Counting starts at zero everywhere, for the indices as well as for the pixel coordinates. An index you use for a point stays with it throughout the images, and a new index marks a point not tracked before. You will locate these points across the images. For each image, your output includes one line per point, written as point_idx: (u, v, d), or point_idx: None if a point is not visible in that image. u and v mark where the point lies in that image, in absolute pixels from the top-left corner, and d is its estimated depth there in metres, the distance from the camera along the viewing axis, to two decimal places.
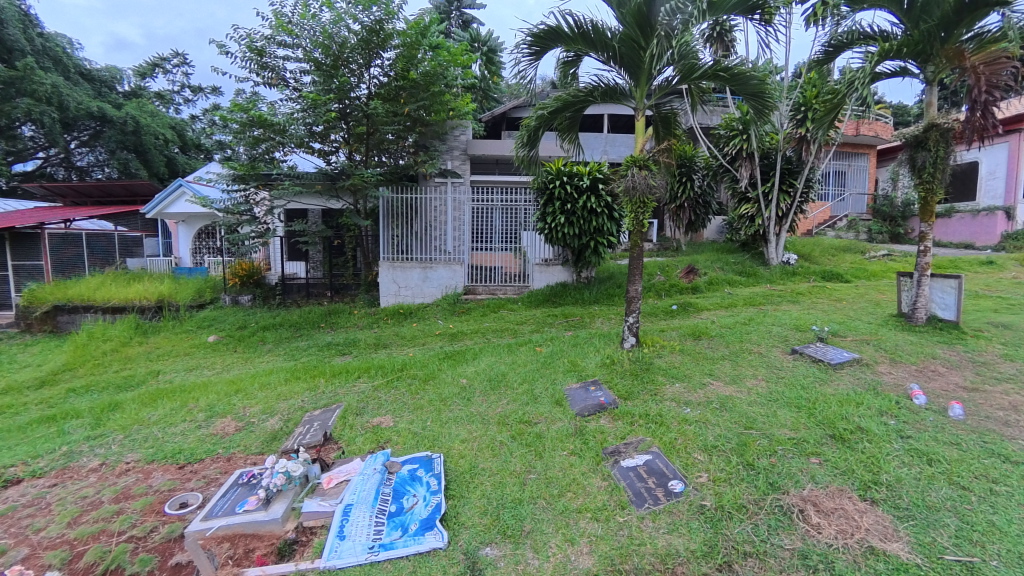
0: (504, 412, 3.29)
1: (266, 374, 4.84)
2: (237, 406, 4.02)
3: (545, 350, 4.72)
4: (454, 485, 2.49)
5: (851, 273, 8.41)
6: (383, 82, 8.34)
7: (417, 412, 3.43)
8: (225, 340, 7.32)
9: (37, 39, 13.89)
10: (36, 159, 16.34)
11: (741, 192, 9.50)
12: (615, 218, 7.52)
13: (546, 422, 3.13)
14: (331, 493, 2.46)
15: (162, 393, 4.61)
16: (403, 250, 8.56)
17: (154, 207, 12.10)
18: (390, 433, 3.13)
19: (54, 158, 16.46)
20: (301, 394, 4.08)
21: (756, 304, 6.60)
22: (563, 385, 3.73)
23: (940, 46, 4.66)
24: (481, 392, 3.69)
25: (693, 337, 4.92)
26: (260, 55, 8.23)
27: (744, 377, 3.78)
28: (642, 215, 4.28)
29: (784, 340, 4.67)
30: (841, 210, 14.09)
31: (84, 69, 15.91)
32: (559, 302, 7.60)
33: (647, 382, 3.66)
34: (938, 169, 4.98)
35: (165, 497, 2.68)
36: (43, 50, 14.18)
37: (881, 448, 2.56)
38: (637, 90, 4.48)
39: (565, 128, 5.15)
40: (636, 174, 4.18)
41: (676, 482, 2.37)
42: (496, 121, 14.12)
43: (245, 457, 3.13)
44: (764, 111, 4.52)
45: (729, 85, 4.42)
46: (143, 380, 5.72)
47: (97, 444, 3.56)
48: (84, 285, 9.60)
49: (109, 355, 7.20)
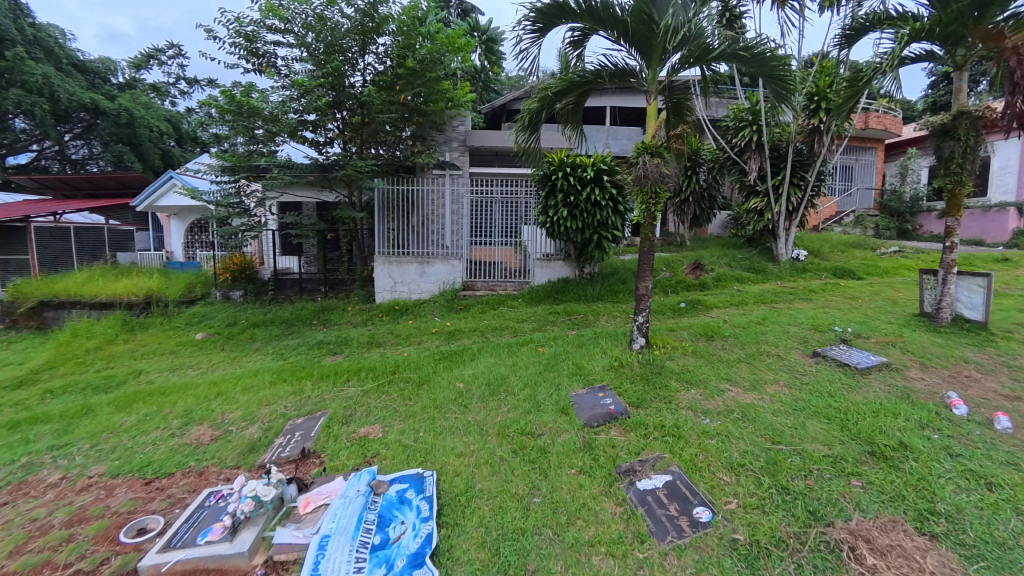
0: (504, 421, 3.00)
1: (251, 375, 4.54)
2: (216, 411, 3.72)
3: (548, 351, 4.40)
4: (448, 510, 2.21)
5: (863, 271, 8.10)
6: (379, 69, 8.06)
7: (409, 421, 3.12)
8: (213, 337, 7.02)
9: (27, 29, 13.48)
10: (29, 152, 16.04)
11: (749, 185, 9.11)
12: (619, 211, 7.22)
13: (550, 434, 2.82)
14: (308, 520, 2.16)
15: (138, 397, 4.31)
16: (399, 244, 8.23)
17: (144, 199, 11.74)
18: (378, 445, 2.83)
19: (48, 151, 16.22)
20: (285, 399, 3.75)
21: (767, 302, 6.29)
22: (567, 391, 3.42)
23: (974, 27, 4.32)
24: (479, 398, 3.39)
25: (705, 338, 4.62)
26: (250, 41, 7.91)
27: (763, 382, 3.49)
28: (653, 206, 3.92)
29: (803, 341, 4.37)
30: (848, 206, 13.78)
31: (78, 60, 15.57)
32: (561, 299, 7.31)
33: (661, 389, 3.37)
34: (967, 159, 4.66)
35: (122, 521, 2.37)
36: (34, 40, 13.80)
37: (929, 469, 2.31)
38: (649, 72, 4.13)
39: (568, 114, 4.85)
40: (647, 161, 3.84)
41: (703, 509, 2.08)
42: (496, 113, 13.76)
43: (219, 471, 2.84)
44: (787, 94, 4.23)
45: (748, 66, 4.09)
46: (126, 381, 5.43)
47: (61, 455, 3.26)
48: (71, 280, 9.30)
49: (92, 354, 6.90)
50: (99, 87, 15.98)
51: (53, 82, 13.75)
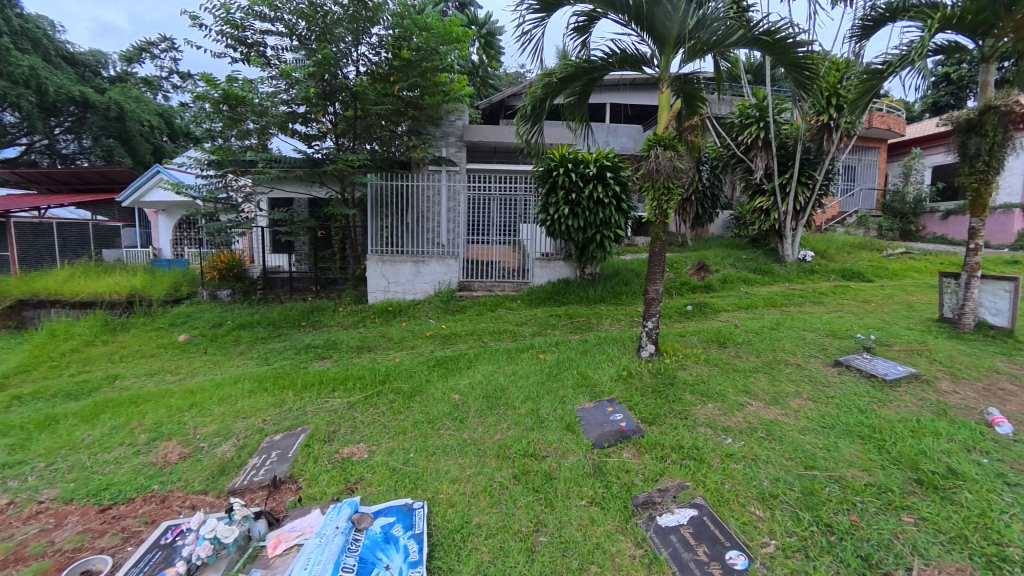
0: (504, 440, 2.70)
1: (231, 383, 4.22)
2: (188, 425, 3.41)
3: (550, 358, 4.10)
4: (440, 551, 1.92)
5: (872, 273, 7.86)
6: (374, 61, 7.74)
7: (399, 439, 2.82)
8: (197, 339, 6.68)
9: (14, 19, 13.06)
10: (18, 146, 15.66)
11: (754, 184, 8.81)
12: (623, 210, 6.93)
13: (556, 456, 2.53)
14: (278, 565, 1.86)
15: (107, 407, 3.99)
16: (394, 243, 7.91)
17: (131, 195, 11.35)
18: (362, 468, 2.53)
19: (38, 145, 15.84)
20: (264, 411, 3.44)
21: (777, 305, 6.02)
22: (573, 405, 3.12)
23: (1006, 17, 4.07)
24: (477, 412, 3.09)
25: (717, 344, 4.33)
26: (239, 29, 7.57)
27: (786, 395, 3.21)
28: (665, 203, 3.61)
29: (822, 348, 4.09)
30: (851, 206, 13.54)
31: (68, 52, 15.10)
32: (561, 300, 7.02)
33: (675, 402, 3.08)
34: (994, 156, 4.38)
35: (63, 562, 2.09)
36: (22, 31, 13.39)
37: (988, 503, 2.04)
38: (663, 58, 3.82)
39: (574, 103, 4.54)
40: (660, 154, 3.53)
41: (738, 553, 1.80)
42: (495, 109, 13.46)
43: (184, 497, 2.55)
44: (809, 86, 3.96)
45: (769, 53, 3.80)
46: (99, 388, 5.09)
47: (11, 475, 2.95)
48: (51, 278, 8.92)
49: (69, 356, 6.55)
50: (89, 79, 15.54)
51: (41, 74, 13.26)
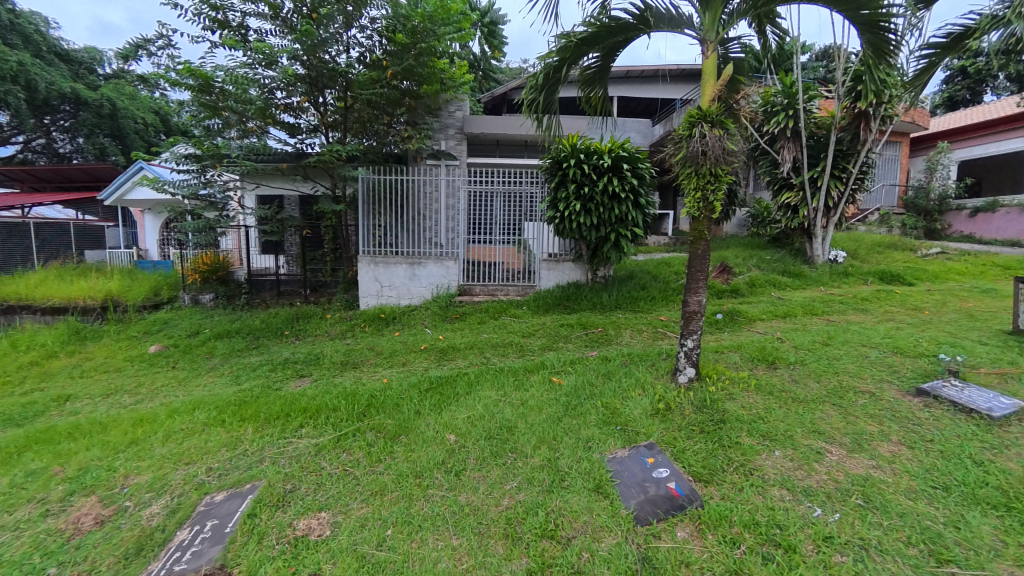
0: (516, 510, 2.03)
1: (189, 410, 3.55)
2: (118, 473, 2.72)
3: (566, 382, 3.41)
4: None
5: (912, 275, 7.16)
6: (367, 45, 7.08)
7: (377, 503, 2.15)
8: (168, 351, 6.02)
9: (4, 14, 12.49)
10: (12, 144, 15.14)
11: (780, 178, 8.08)
12: (641, 206, 6.23)
13: (585, 538, 1.85)
14: None
15: (34, 444, 3.30)
16: (387, 242, 7.23)
17: (114, 193, 10.67)
18: (321, 555, 1.85)
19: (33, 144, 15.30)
20: (216, 454, 2.77)
21: (817, 313, 5.33)
22: (601, 454, 2.42)
23: None
24: (477, 462, 2.42)
25: (764, 363, 3.64)
26: (217, 10, 6.91)
27: (872, 438, 2.52)
28: (712, 193, 2.92)
29: (894, 371, 3.39)
30: (872, 203, 12.76)
31: (61, 48, 14.52)
32: (572, 307, 6.33)
33: (730, 448, 2.41)
34: None
35: None
36: (11, 26, 12.82)
37: None
38: (707, 16, 3.09)
39: (590, 78, 3.86)
40: (706, 133, 2.83)
41: None
42: (495, 104, 12.83)
43: None
44: (883, 47, 3.23)
45: (834, 8, 3.09)
46: (45, 411, 4.39)
47: None
48: (21, 283, 8.26)
49: (25, 371, 5.87)
50: (84, 77, 14.97)
51: (30, 70, 12.54)
